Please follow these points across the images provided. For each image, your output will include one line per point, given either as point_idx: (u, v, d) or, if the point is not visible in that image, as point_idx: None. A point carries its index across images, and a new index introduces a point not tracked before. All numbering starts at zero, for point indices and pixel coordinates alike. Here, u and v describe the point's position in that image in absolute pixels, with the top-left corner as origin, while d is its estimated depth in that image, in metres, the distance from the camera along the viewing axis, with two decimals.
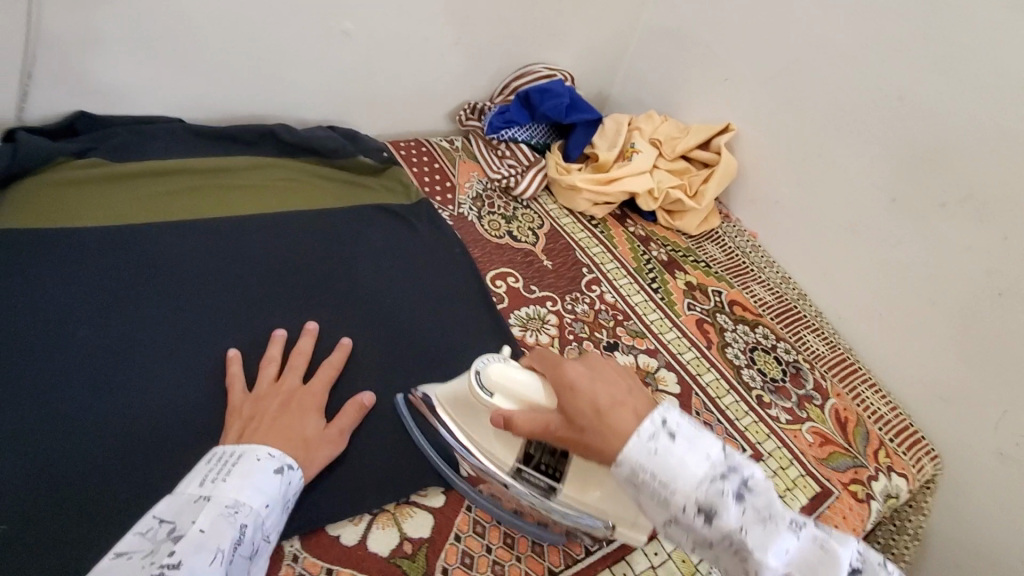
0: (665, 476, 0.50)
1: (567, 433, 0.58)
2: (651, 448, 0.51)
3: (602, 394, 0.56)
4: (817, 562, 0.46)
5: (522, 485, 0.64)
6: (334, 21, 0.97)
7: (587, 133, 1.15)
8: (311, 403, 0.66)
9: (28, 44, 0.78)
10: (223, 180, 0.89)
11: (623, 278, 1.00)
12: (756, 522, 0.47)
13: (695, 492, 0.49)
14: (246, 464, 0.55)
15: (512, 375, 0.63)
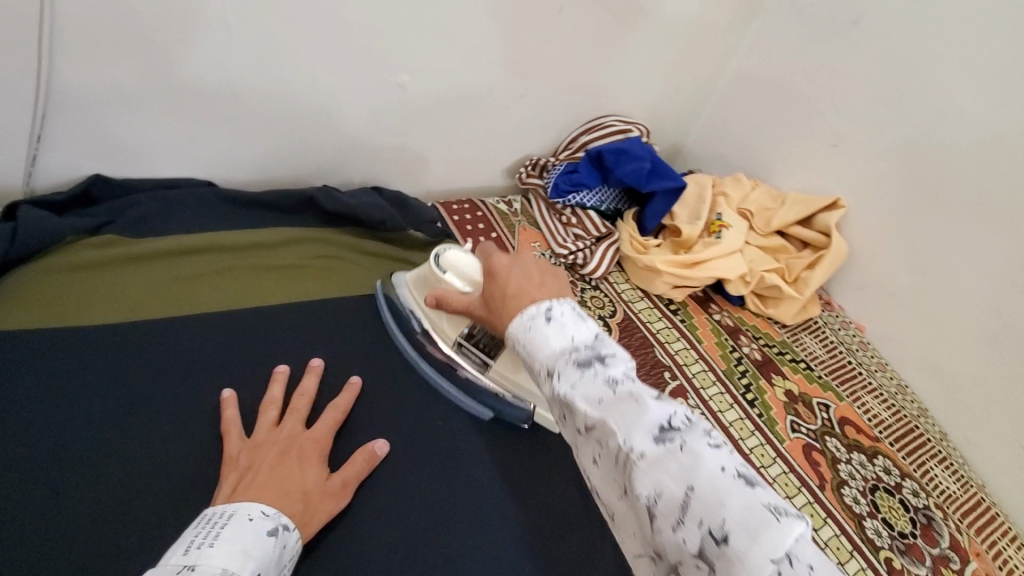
0: (529, 343, 0.49)
1: (481, 314, 0.61)
2: (526, 322, 0.50)
3: (513, 282, 0.56)
4: (631, 415, 0.41)
5: (460, 357, 0.69)
6: (387, 74, 0.84)
7: (668, 201, 0.99)
8: (314, 453, 0.58)
9: (38, 102, 0.67)
10: (255, 259, 0.76)
11: (711, 386, 0.84)
12: (593, 383, 0.44)
13: (550, 353, 0.47)
14: (236, 526, 0.46)
15: (465, 261, 0.70)
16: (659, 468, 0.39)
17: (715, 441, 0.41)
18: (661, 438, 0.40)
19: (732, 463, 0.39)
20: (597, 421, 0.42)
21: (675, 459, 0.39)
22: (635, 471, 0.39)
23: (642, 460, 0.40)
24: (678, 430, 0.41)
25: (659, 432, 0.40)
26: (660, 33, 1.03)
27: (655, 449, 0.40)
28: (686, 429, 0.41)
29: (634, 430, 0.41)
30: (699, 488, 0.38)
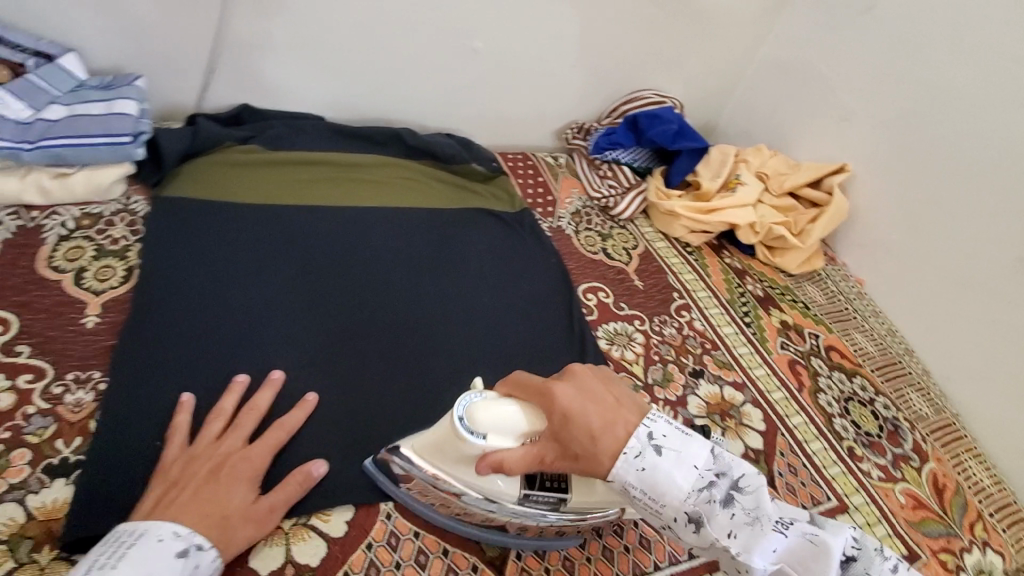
0: (658, 499, 0.51)
1: (559, 464, 0.54)
2: (636, 464, 0.50)
3: (592, 416, 0.52)
4: (817, 565, 0.48)
5: (527, 511, 0.59)
6: (465, 40, 1.06)
7: (690, 160, 1.15)
8: (245, 474, 0.57)
9: (215, 43, 0.92)
10: (354, 173, 0.98)
11: (714, 308, 0.99)
12: (746, 525, 0.49)
13: (687, 506, 0.50)
14: (143, 548, 0.49)
15: (496, 409, 0.55)
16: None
17: (862, 548, 0.51)
18: None
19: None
20: (779, 565, 0.50)
21: None
22: None
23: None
24: (858, 559, 0.51)
25: (839, 568, 0.49)
26: (696, 19, 1.20)
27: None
28: (865, 557, 0.51)
29: (820, 574, 0.48)
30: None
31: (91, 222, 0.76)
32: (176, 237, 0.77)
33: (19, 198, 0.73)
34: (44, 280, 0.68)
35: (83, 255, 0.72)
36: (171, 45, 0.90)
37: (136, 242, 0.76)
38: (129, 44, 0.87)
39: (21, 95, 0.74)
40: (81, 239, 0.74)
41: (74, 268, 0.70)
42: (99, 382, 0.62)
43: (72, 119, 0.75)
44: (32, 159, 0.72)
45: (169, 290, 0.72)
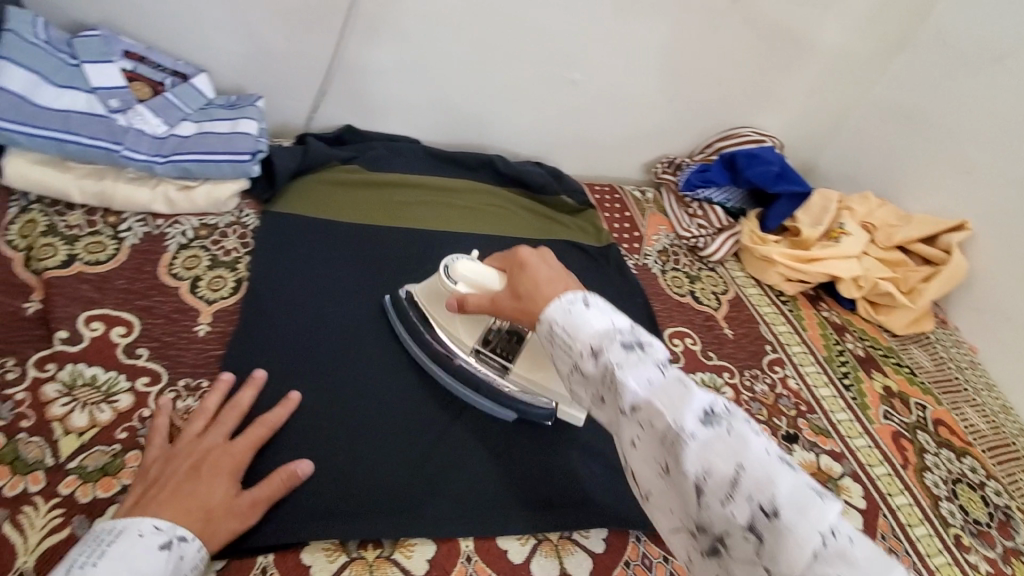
0: (570, 330, 0.51)
1: (506, 308, 0.61)
2: (566, 308, 0.52)
3: (545, 270, 0.59)
4: (682, 400, 0.44)
5: (477, 363, 0.72)
6: (565, 72, 1.06)
7: (791, 205, 1.09)
8: (227, 467, 0.56)
9: (329, 67, 0.96)
10: (447, 198, 0.99)
11: (810, 366, 0.93)
12: (633, 361, 0.47)
13: (593, 338, 0.49)
14: (121, 544, 0.47)
15: (472, 268, 0.68)
16: (708, 447, 0.41)
17: (751, 426, 0.43)
18: (706, 420, 0.43)
19: (772, 448, 0.42)
20: (645, 402, 0.45)
21: (723, 441, 0.42)
22: (685, 450, 0.42)
23: (692, 439, 0.42)
24: (722, 415, 0.43)
25: (705, 415, 0.43)
26: (806, 58, 1.14)
27: (703, 431, 0.42)
28: (730, 416, 0.44)
29: (681, 411, 0.43)
30: (748, 466, 0.40)
31: (207, 233, 0.80)
32: (285, 253, 0.81)
33: (148, 206, 0.78)
34: (164, 286, 0.72)
35: (198, 264, 0.76)
36: (289, 68, 0.95)
37: (245, 254, 0.80)
38: (252, 65, 0.93)
39: (158, 112, 0.79)
40: (198, 248, 0.78)
41: (190, 277, 0.75)
42: (206, 390, 0.65)
43: (201, 136, 0.81)
44: (163, 172, 0.77)
45: (273, 306, 0.74)
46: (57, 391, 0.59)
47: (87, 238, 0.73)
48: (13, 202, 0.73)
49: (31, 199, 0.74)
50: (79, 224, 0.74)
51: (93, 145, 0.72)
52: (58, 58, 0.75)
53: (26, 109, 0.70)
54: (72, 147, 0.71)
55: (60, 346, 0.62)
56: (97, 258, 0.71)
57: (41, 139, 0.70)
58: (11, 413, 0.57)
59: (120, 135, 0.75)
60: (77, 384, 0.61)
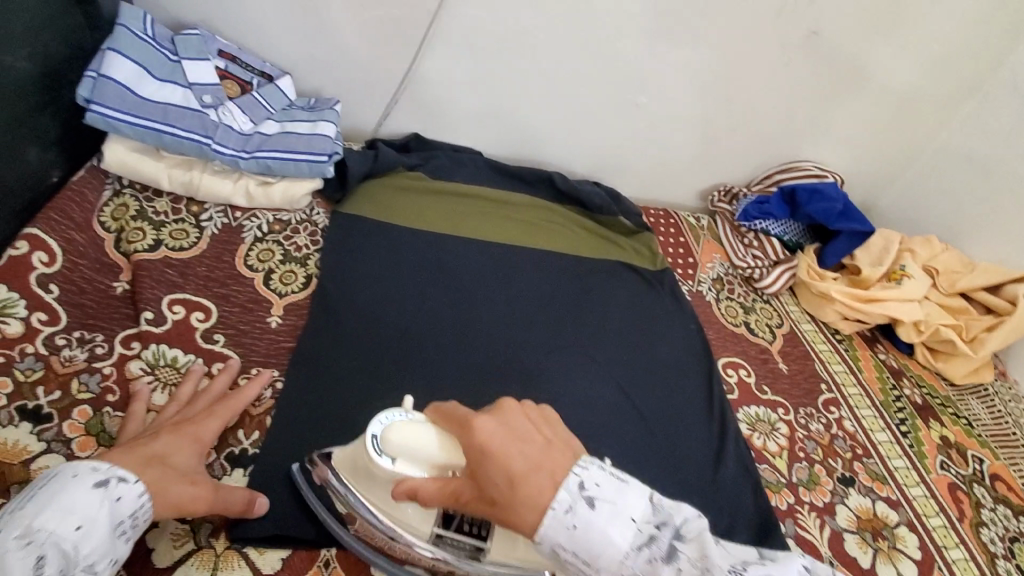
0: (593, 559, 0.44)
1: (474, 506, 0.49)
2: (568, 522, 0.45)
3: (518, 457, 0.47)
4: None
5: (445, 556, 0.55)
6: (631, 95, 1.07)
7: (850, 243, 1.07)
8: (192, 434, 0.57)
9: (404, 77, 0.99)
10: (506, 211, 1.01)
11: (866, 409, 0.91)
12: (691, 574, 0.43)
13: (630, 556, 0.44)
14: (54, 485, 0.47)
15: (413, 432, 0.53)
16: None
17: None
18: None
19: None
20: None
21: None
22: None
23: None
24: None
25: None
26: (878, 97, 1.12)
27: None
28: None
29: None
30: None
31: (280, 228, 0.83)
32: (354, 253, 0.83)
33: (228, 199, 0.81)
34: (240, 277, 0.75)
35: (272, 258, 0.79)
36: (366, 75, 0.98)
37: (314, 251, 0.83)
38: (333, 70, 0.97)
39: (246, 110, 0.83)
40: (272, 242, 0.81)
41: (264, 269, 0.77)
42: (277, 380, 0.67)
43: (283, 136, 0.83)
44: (247, 167, 0.80)
45: (342, 304, 0.76)
46: (141, 369, 0.62)
47: (172, 225, 0.76)
48: (106, 183, 0.76)
49: (122, 184, 0.77)
50: (165, 210, 0.77)
51: (188, 137, 0.76)
52: (161, 53, 0.78)
53: (130, 98, 0.73)
54: (169, 138, 0.75)
55: (146, 326, 0.65)
56: (180, 245, 0.75)
57: (142, 127, 0.74)
58: (98, 386, 0.59)
59: (211, 128, 0.78)
60: (159, 364, 0.63)
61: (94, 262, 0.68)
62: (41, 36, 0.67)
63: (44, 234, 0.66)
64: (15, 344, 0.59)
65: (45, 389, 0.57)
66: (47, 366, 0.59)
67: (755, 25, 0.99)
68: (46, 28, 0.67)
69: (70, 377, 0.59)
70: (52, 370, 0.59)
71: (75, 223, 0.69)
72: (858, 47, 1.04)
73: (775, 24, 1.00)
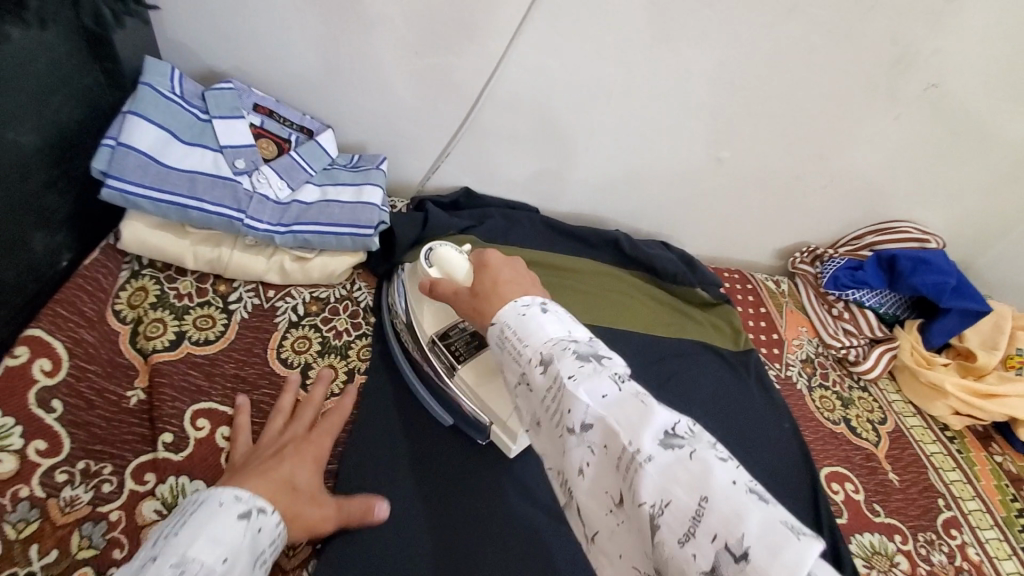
0: (519, 337, 0.45)
1: (464, 305, 0.56)
2: (521, 311, 0.47)
3: (505, 271, 0.56)
4: (640, 416, 0.37)
5: (432, 356, 0.67)
6: (710, 149, 0.95)
7: (962, 321, 0.92)
8: (310, 453, 0.57)
9: (457, 128, 0.89)
10: (567, 280, 0.89)
11: (989, 530, 0.79)
12: (585, 368, 0.41)
13: (544, 346, 0.44)
14: (203, 512, 0.46)
15: (453, 257, 0.66)
16: (665, 474, 0.35)
17: (721, 455, 0.36)
18: (665, 441, 0.36)
19: (747, 481, 0.35)
20: (596, 417, 0.39)
21: (683, 466, 0.35)
22: (640, 474, 0.35)
23: (645, 461, 0.36)
24: (683, 437, 0.37)
25: (666, 435, 0.37)
26: (997, 153, 0.98)
27: (662, 453, 0.36)
28: (693, 439, 0.37)
29: (637, 428, 0.37)
30: (713, 497, 0.33)
31: (318, 309, 0.73)
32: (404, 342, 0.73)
33: (261, 277, 0.71)
34: (273, 376, 0.65)
35: (308, 349, 0.69)
36: (416, 125, 0.88)
37: (356, 338, 0.72)
38: (381, 121, 0.87)
39: (282, 174, 0.72)
40: (309, 328, 0.70)
41: (302, 363, 0.67)
42: None
43: (325, 205, 0.73)
44: (283, 244, 0.70)
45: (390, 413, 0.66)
46: (155, 513, 0.52)
47: (196, 312, 0.66)
48: (123, 264, 0.66)
49: (141, 263, 0.67)
50: (188, 292, 0.68)
51: (217, 212, 0.66)
52: (189, 114, 0.69)
53: (153, 169, 0.63)
54: (196, 214, 0.65)
55: (163, 452, 0.55)
56: (205, 337, 0.64)
57: (165, 203, 0.64)
58: (103, 540, 0.49)
59: (244, 201, 0.68)
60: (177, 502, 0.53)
61: (107, 365, 0.58)
62: (50, 102, 0.57)
63: (48, 336, 0.56)
64: (5, 490, 0.49)
65: (40, 549, 0.47)
66: (44, 515, 0.49)
67: (863, 74, 0.86)
68: (55, 92, 0.58)
69: (70, 529, 0.49)
70: (49, 522, 0.49)
71: (85, 319, 0.60)
72: (981, 99, 0.90)
73: (886, 74, 0.86)
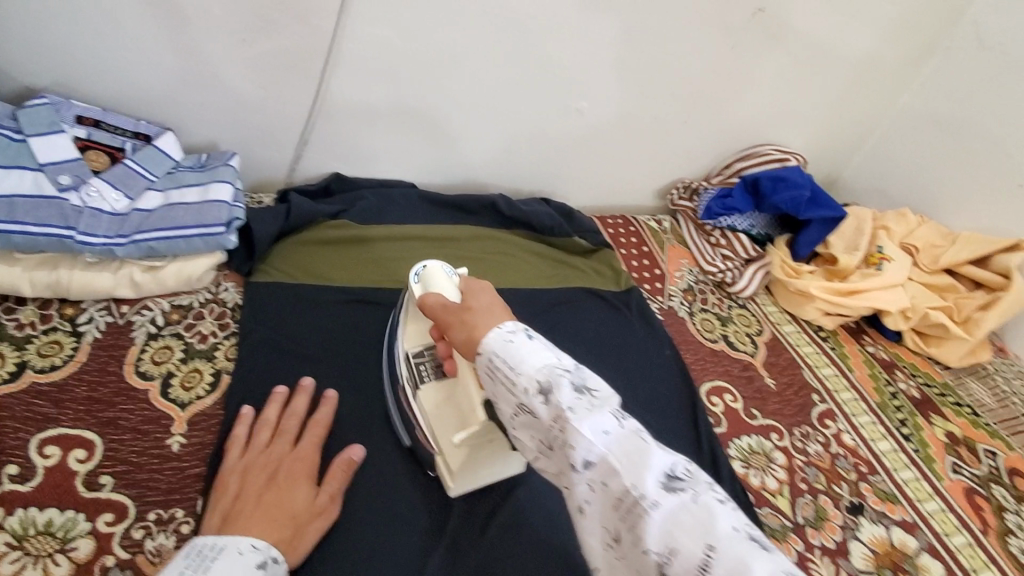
0: (511, 365, 0.47)
1: (451, 317, 0.56)
2: (506, 337, 0.49)
3: (484, 300, 0.56)
4: (643, 460, 0.41)
5: (403, 369, 0.66)
6: (570, 101, 0.97)
7: (823, 230, 1.00)
8: (303, 471, 0.58)
9: (311, 112, 0.87)
10: (448, 249, 0.91)
11: (864, 416, 0.83)
12: (585, 406, 0.43)
13: (539, 376, 0.46)
14: (225, 562, 0.47)
15: (440, 276, 0.64)
16: (671, 518, 0.38)
17: (721, 497, 0.40)
18: (667, 485, 0.40)
19: (743, 523, 0.38)
20: (600, 459, 0.42)
21: (687, 511, 0.38)
22: (647, 520, 0.38)
23: (654, 508, 0.39)
24: (682, 480, 0.40)
25: (665, 479, 0.40)
26: (834, 67, 1.04)
27: (665, 497, 0.39)
28: (690, 480, 0.41)
29: (640, 473, 0.40)
30: (717, 545, 0.36)
31: (180, 316, 0.71)
32: (280, 330, 0.73)
33: (112, 293, 0.68)
34: (132, 390, 0.63)
35: (170, 357, 0.67)
36: (267, 115, 0.86)
37: (225, 339, 0.71)
38: (227, 116, 0.85)
39: (118, 184, 0.70)
40: (170, 337, 0.69)
41: (161, 373, 0.65)
42: (182, 522, 0.55)
43: (169, 209, 0.71)
44: (127, 254, 0.68)
45: None
46: (3, 546, 0.50)
47: (41, 339, 0.64)
48: None
49: None
50: (32, 321, 0.65)
51: (44, 233, 0.64)
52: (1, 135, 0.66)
53: None
54: (19, 238, 0.63)
55: (9, 485, 0.53)
56: (50, 363, 0.62)
57: None
58: None
59: (73, 217, 0.66)
60: (27, 535, 0.51)
61: None
62: None
63: None
64: None
65: None
66: None
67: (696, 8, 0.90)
68: None
69: None
70: None
71: None
72: (806, 18, 0.95)
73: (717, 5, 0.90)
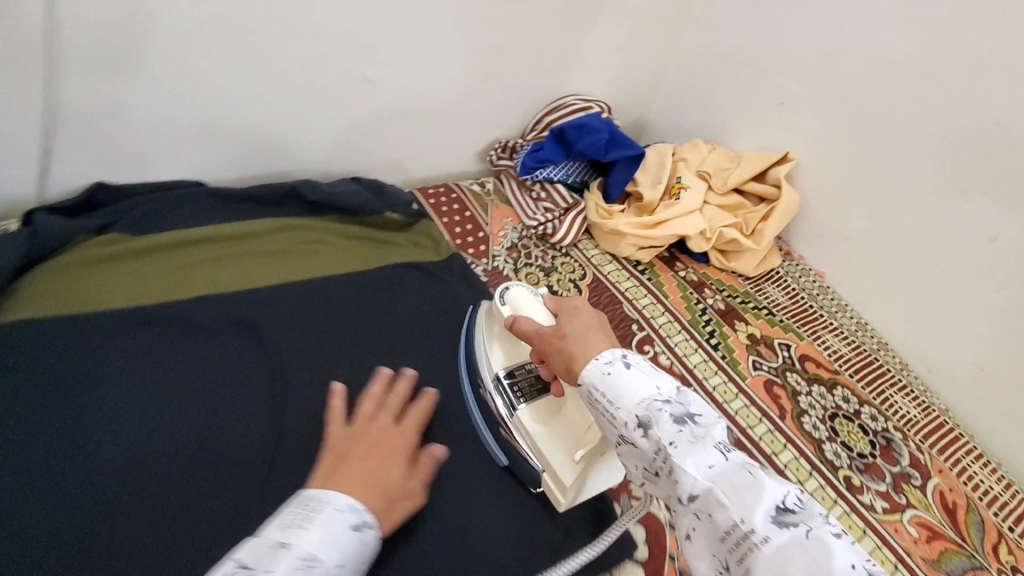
0: (612, 397, 0.48)
1: (547, 342, 0.58)
2: (603, 367, 0.50)
3: (576, 325, 0.57)
4: (751, 496, 0.39)
5: (496, 394, 0.69)
6: (356, 69, 0.91)
7: (629, 169, 1.05)
8: (395, 448, 0.58)
9: (44, 118, 0.75)
10: (246, 247, 0.83)
11: (677, 334, 0.90)
12: (688, 440, 0.44)
13: (637, 407, 0.46)
14: (326, 513, 0.47)
15: (527, 299, 0.68)
16: (784, 555, 0.37)
17: (837, 531, 0.38)
18: (779, 519, 0.39)
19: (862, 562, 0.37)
20: (703, 490, 0.41)
21: (801, 549, 0.37)
22: (757, 558, 0.38)
23: (765, 544, 0.38)
24: (796, 513, 0.39)
25: (778, 513, 0.39)
26: (615, 10, 1.07)
27: (778, 534, 0.38)
28: (804, 514, 0.39)
29: (750, 507, 0.39)
30: None
31: None
32: (37, 371, 0.64)
33: None
34: None
35: None
36: None
37: None
38: None
39: None
40: None
41: None
42: None
43: None
44: None
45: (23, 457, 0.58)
46: None
47: None
48: None
49: None
50: None
51: None
52: None
53: None
54: None
55: None
56: None
57: None
58: None
59: None
60: None
61: None
62: None
63: None
64: None
65: None
66: None
67: None
68: None
69: None
70: None
71: None
72: None
73: None
